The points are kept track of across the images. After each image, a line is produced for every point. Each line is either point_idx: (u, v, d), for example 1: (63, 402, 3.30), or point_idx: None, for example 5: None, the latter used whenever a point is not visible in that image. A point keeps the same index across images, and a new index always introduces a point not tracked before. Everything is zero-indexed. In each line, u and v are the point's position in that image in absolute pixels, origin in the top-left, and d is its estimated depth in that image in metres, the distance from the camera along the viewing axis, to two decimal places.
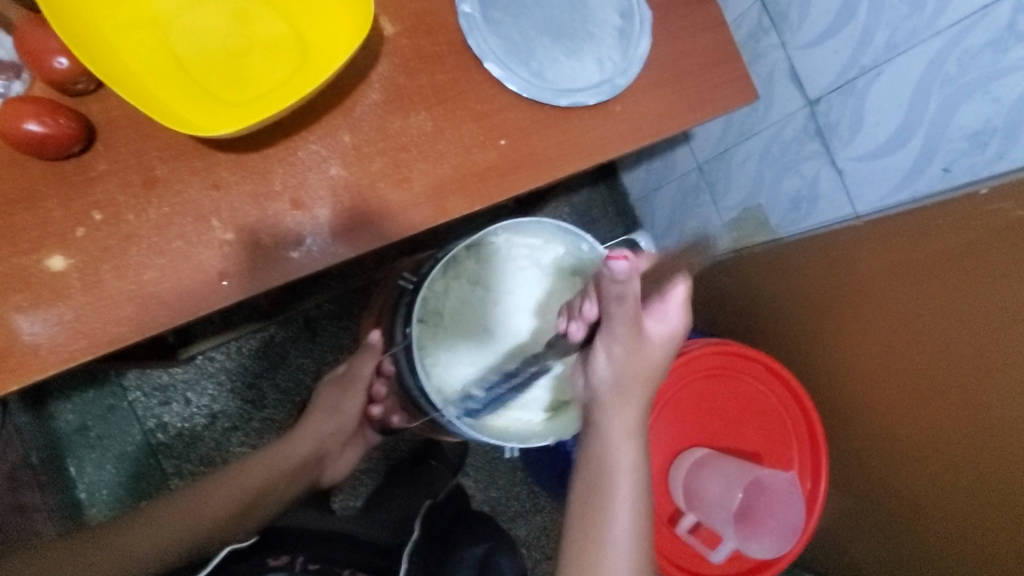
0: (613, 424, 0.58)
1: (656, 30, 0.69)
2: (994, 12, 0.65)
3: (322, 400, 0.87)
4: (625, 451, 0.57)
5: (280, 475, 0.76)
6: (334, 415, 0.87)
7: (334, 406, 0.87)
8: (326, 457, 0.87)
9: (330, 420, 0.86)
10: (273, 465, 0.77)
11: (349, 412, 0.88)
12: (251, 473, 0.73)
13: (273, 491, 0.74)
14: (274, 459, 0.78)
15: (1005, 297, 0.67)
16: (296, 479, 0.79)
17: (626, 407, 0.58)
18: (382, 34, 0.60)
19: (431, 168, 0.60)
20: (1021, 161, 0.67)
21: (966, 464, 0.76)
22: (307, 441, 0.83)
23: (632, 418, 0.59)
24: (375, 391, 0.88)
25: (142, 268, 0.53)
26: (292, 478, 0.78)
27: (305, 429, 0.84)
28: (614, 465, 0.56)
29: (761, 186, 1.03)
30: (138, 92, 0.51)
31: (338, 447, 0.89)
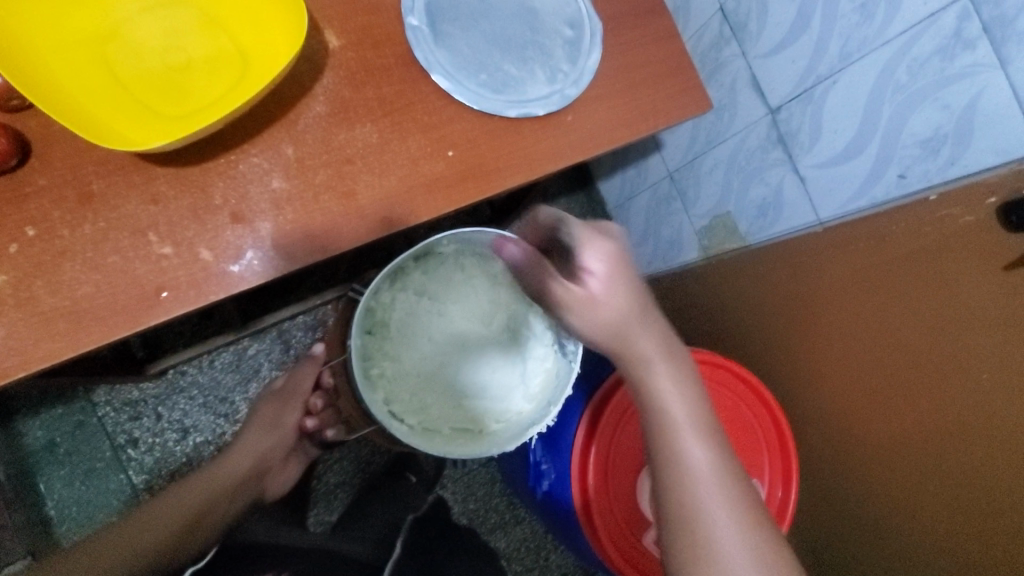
0: (669, 396, 0.53)
1: (608, 41, 0.69)
2: (941, 19, 0.65)
3: (262, 416, 0.89)
4: (678, 399, 0.53)
5: (225, 491, 0.74)
6: (274, 430, 0.87)
7: (273, 421, 0.88)
8: (268, 471, 0.85)
9: (270, 435, 0.86)
10: (215, 482, 0.75)
11: (288, 427, 0.88)
12: (193, 494, 0.71)
13: (220, 508, 0.72)
14: (215, 476, 0.76)
15: (962, 303, 0.66)
16: (240, 492, 0.77)
17: (662, 376, 0.54)
18: (327, 48, 0.60)
19: (376, 179, 0.60)
20: (973, 166, 0.67)
21: (925, 473, 0.75)
22: (249, 455, 0.82)
23: (686, 394, 0.54)
24: (313, 404, 0.89)
25: (77, 283, 0.52)
26: (236, 494, 0.76)
27: (246, 445, 0.84)
28: (660, 412, 0.53)
29: (729, 194, 1.03)
30: (72, 109, 0.51)
31: (279, 461, 0.88)
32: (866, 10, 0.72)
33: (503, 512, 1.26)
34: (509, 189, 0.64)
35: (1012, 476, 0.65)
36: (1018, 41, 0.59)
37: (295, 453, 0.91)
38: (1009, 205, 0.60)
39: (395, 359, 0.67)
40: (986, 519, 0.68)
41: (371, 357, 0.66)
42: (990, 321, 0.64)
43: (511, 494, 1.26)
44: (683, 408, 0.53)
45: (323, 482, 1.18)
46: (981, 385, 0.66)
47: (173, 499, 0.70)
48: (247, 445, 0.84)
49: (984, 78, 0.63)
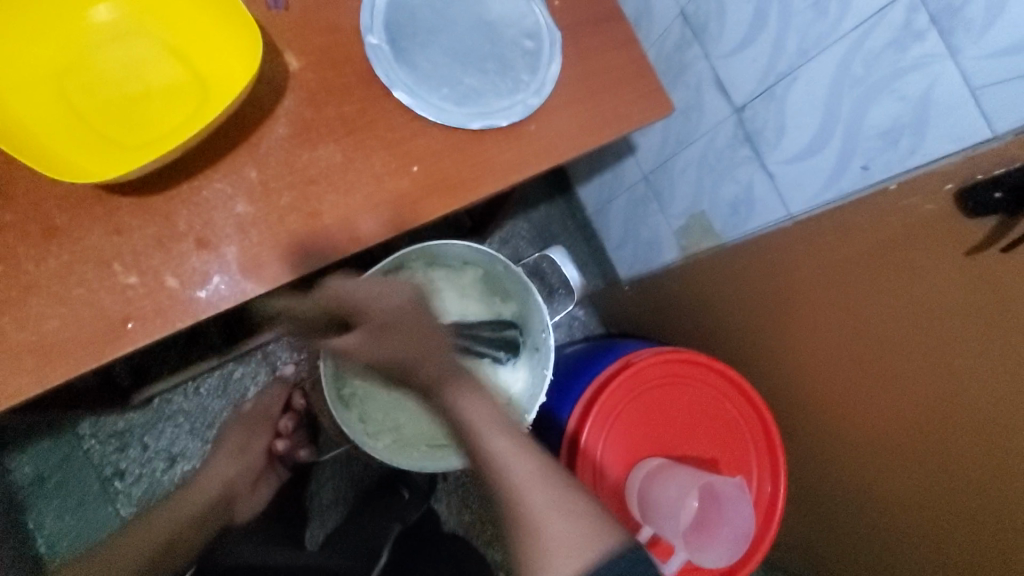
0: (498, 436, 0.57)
1: (567, 50, 0.70)
2: (890, 13, 0.66)
3: (227, 442, 0.89)
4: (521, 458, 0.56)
5: (193, 518, 0.73)
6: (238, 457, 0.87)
7: (239, 446, 0.89)
8: (236, 498, 0.83)
9: (236, 461, 0.86)
10: (182, 509, 0.74)
11: (252, 451, 0.89)
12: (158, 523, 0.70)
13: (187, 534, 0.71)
14: (183, 501, 0.75)
15: (929, 291, 0.67)
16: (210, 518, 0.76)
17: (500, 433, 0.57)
18: (286, 70, 0.61)
19: (341, 198, 0.60)
20: (932, 155, 0.68)
21: (911, 456, 0.76)
22: (217, 480, 0.81)
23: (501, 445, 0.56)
24: (282, 426, 0.94)
25: (42, 318, 0.52)
26: (207, 517, 0.75)
27: (214, 472, 0.82)
28: (494, 459, 0.56)
29: (702, 193, 1.04)
30: (31, 147, 0.51)
31: (248, 487, 0.87)
32: (818, 8, 0.73)
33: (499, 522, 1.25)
34: (476, 200, 0.65)
35: (997, 457, 0.65)
36: (965, 30, 0.60)
37: (264, 476, 0.91)
38: (963, 192, 0.60)
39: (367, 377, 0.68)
40: (979, 499, 0.69)
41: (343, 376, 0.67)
42: (957, 306, 0.64)
43: None
44: (522, 463, 0.56)
45: (315, 501, 1.18)
46: (954, 370, 0.67)
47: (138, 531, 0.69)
48: (215, 471, 0.82)
49: (937, 68, 0.64)
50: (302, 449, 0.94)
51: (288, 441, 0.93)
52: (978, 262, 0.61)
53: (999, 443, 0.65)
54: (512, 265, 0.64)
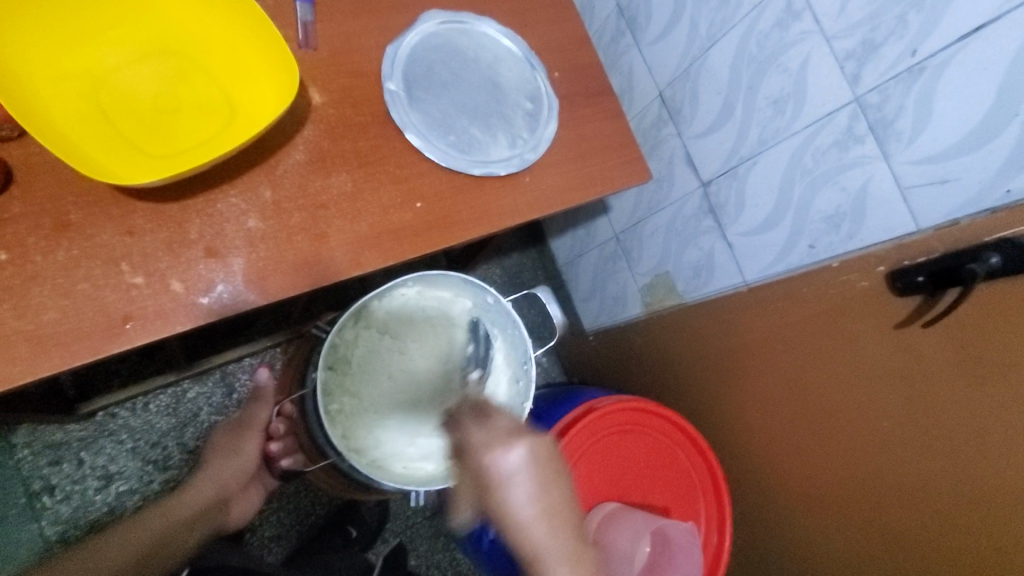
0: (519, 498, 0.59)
1: (563, 115, 0.78)
2: (836, 118, 0.78)
3: (220, 446, 0.84)
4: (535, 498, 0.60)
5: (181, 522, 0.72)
6: (233, 457, 0.83)
7: (233, 449, 0.84)
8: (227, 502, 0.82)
9: (229, 461, 0.82)
10: (170, 518, 0.72)
11: (249, 453, 0.84)
12: (151, 523, 0.70)
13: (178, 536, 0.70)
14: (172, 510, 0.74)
15: (864, 357, 0.76)
16: (200, 523, 0.74)
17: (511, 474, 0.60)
18: (310, 103, 0.66)
19: (348, 224, 0.64)
20: (867, 241, 0.78)
21: (845, 516, 0.81)
22: (208, 487, 0.79)
23: (555, 498, 0.61)
24: (274, 428, 0.87)
25: (41, 309, 0.53)
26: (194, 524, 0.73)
27: (206, 476, 0.81)
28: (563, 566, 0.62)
29: (668, 256, 1.14)
30: (60, 139, 0.53)
31: (240, 489, 0.84)
32: (777, 107, 0.85)
33: (445, 569, 1.25)
34: (471, 239, 0.70)
35: (920, 517, 0.71)
36: (896, 139, 0.72)
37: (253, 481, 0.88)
38: (893, 273, 0.71)
39: (355, 395, 0.69)
40: (905, 561, 0.74)
41: (331, 392, 0.68)
42: (887, 374, 0.73)
43: (454, 548, 1.26)
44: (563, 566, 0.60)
45: (256, 535, 1.13)
46: (884, 432, 0.74)
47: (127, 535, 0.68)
48: (208, 474, 0.81)
49: (872, 168, 0.75)
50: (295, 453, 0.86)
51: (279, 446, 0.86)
52: (904, 334, 0.70)
53: (923, 505, 0.70)
54: (504, 299, 0.67)
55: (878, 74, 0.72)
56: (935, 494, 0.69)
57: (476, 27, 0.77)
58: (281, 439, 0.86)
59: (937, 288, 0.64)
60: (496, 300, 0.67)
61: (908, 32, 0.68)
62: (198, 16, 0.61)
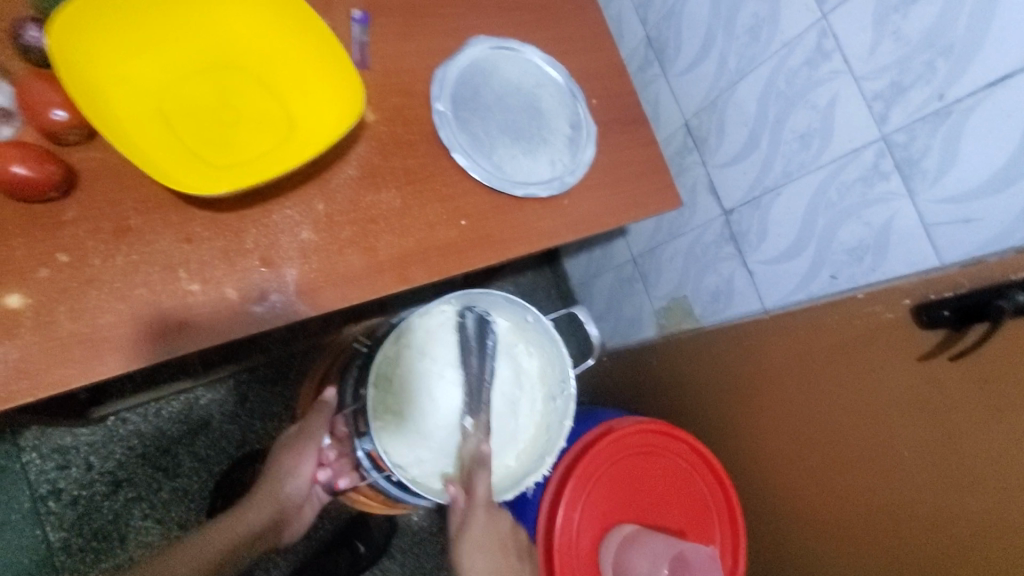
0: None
1: (601, 141, 0.81)
2: (862, 155, 0.80)
3: (278, 462, 0.77)
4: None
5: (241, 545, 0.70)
6: (290, 479, 0.75)
7: (291, 469, 0.76)
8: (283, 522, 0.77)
9: (285, 483, 0.75)
10: (230, 538, 0.69)
11: (304, 477, 0.76)
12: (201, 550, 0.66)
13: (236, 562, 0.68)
14: (231, 529, 0.70)
15: (885, 387, 0.78)
16: (255, 545, 0.72)
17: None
18: (363, 121, 0.67)
19: (396, 239, 0.65)
20: (890, 274, 0.80)
21: (861, 544, 0.82)
22: (267, 506, 0.75)
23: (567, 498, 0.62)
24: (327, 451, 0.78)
25: (99, 312, 0.53)
26: (251, 547, 0.71)
27: (263, 494, 0.75)
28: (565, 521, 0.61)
29: (686, 280, 1.16)
30: (130, 147, 0.54)
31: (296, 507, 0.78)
32: (804, 141, 0.88)
33: None
34: (511, 257, 0.71)
35: (938, 549, 0.72)
36: (922, 178, 0.75)
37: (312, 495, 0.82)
38: (919, 306, 0.72)
39: (397, 411, 0.70)
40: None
41: (375, 408, 0.69)
42: (909, 404, 0.75)
43: None
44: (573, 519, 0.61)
45: (262, 548, 1.11)
46: (906, 462, 0.75)
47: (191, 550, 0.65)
48: (263, 492, 0.75)
49: (897, 204, 0.78)
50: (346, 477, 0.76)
51: (330, 470, 0.77)
52: (926, 366, 0.72)
53: (940, 535, 0.71)
54: (544, 317, 0.68)
55: (905, 115, 0.75)
56: (956, 526, 0.70)
57: (521, 53, 0.79)
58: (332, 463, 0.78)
59: (963, 323, 0.66)
60: (537, 320, 0.68)
61: (937, 77, 0.71)
62: (264, 34, 0.63)
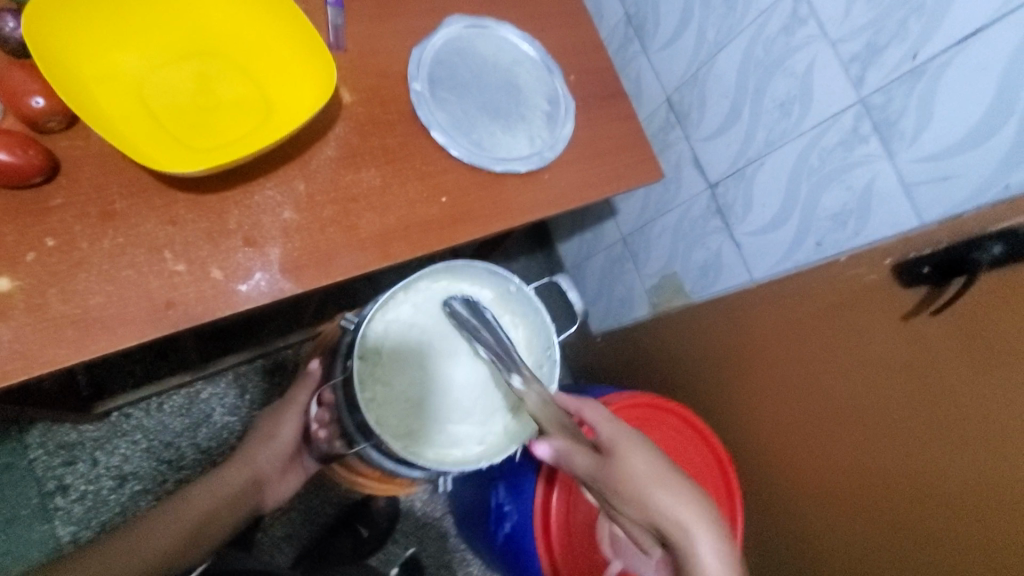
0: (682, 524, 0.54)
1: (579, 116, 0.82)
2: (841, 119, 0.81)
3: (261, 433, 0.82)
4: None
5: (225, 504, 0.74)
6: (269, 441, 0.81)
7: (269, 433, 0.81)
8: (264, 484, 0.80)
9: (265, 446, 0.81)
10: (212, 499, 0.73)
11: (284, 437, 0.81)
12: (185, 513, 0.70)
13: (221, 517, 0.72)
14: (211, 492, 0.74)
15: (872, 349, 0.78)
16: (241, 505, 0.75)
17: (670, 493, 0.55)
18: (341, 102, 0.68)
19: (378, 217, 0.67)
20: (872, 236, 0.81)
21: (855, 505, 0.83)
22: (244, 470, 0.79)
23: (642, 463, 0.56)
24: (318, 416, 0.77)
25: (88, 293, 0.55)
26: (235, 506, 0.75)
27: (244, 461, 0.80)
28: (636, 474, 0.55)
29: (676, 256, 1.17)
30: (110, 132, 0.56)
31: (278, 473, 0.82)
32: (783, 109, 0.88)
33: (455, 569, 1.26)
34: (493, 232, 0.73)
35: (930, 505, 0.72)
36: (899, 139, 0.75)
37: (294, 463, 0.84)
38: (900, 265, 0.73)
39: (386, 384, 0.72)
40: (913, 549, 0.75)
41: (364, 381, 0.71)
42: (896, 362, 0.75)
43: (463, 548, 1.27)
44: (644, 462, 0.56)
45: (268, 534, 1.14)
46: (895, 421, 0.76)
47: (178, 511, 0.70)
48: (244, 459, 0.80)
49: (877, 166, 0.78)
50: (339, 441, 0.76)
51: (324, 433, 0.77)
52: (911, 325, 0.73)
53: (930, 490, 0.72)
54: (525, 286, 0.70)
55: (881, 76, 0.75)
56: (945, 482, 0.70)
57: (496, 31, 0.80)
58: (327, 426, 0.77)
59: (942, 278, 0.67)
60: (519, 288, 0.70)
61: (909, 36, 0.71)
62: (239, 20, 0.64)
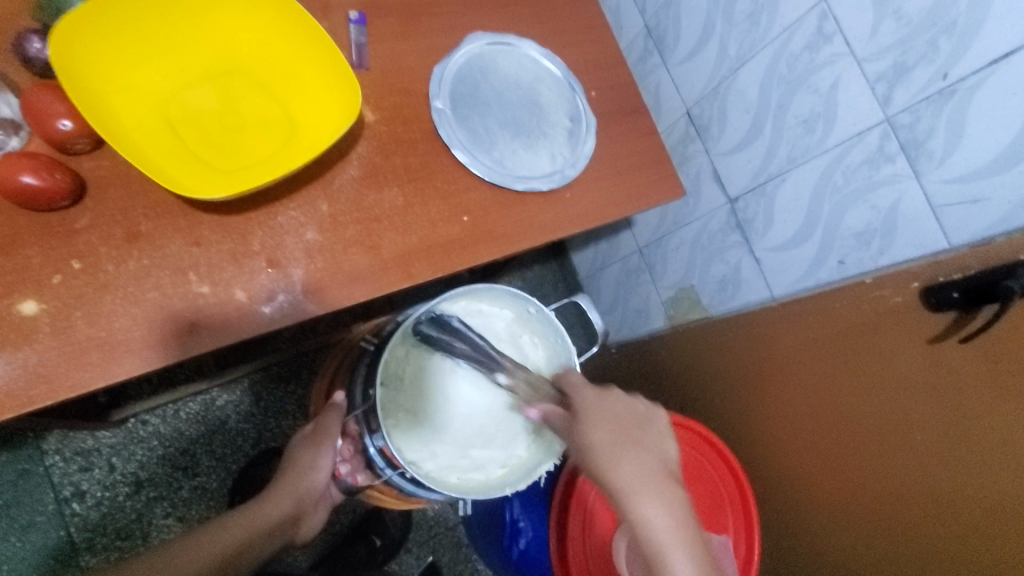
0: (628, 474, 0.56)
1: (600, 133, 0.81)
2: (867, 138, 0.80)
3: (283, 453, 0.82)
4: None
5: (262, 533, 0.70)
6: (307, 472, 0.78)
7: (310, 464, 0.78)
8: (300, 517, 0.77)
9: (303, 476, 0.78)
10: (252, 526, 0.70)
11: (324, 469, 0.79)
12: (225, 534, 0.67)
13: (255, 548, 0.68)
14: (253, 518, 0.71)
15: (896, 369, 0.77)
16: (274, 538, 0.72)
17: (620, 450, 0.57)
18: (363, 121, 0.68)
19: (399, 237, 0.66)
20: (899, 257, 0.80)
21: (873, 526, 0.82)
22: (287, 498, 0.76)
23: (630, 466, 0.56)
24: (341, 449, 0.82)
25: (114, 316, 0.55)
26: (271, 537, 0.71)
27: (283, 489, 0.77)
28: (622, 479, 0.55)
29: (693, 269, 1.16)
30: (137, 155, 0.56)
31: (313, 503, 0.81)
32: (807, 126, 0.87)
33: None
34: (514, 251, 0.72)
35: (953, 532, 0.71)
36: (928, 159, 0.74)
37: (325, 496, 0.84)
38: (927, 288, 0.72)
39: (408, 409, 0.72)
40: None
41: (386, 407, 0.71)
42: (921, 386, 0.73)
43: (474, 558, 1.27)
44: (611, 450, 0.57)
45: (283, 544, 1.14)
46: (919, 444, 0.74)
47: (219, 529, 0.67)
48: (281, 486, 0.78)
49: (904, 186, 0.77)
50: (360, 474, 0.81)
51: (347, 466, 0.81)
52: (937, 348, 0.71)
53: (953, 515, 0.71)
54: (545, 308, 0.69)
55: (909, 96, 0.74)
56: (969, 508, 0.69)
57: (518, 48, 0.79)
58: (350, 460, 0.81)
59: (972, 304, 0.65)
60: (539, 310, 0.69)
61: (940, 56, 0.70)
62: (264, 39, 0.64)
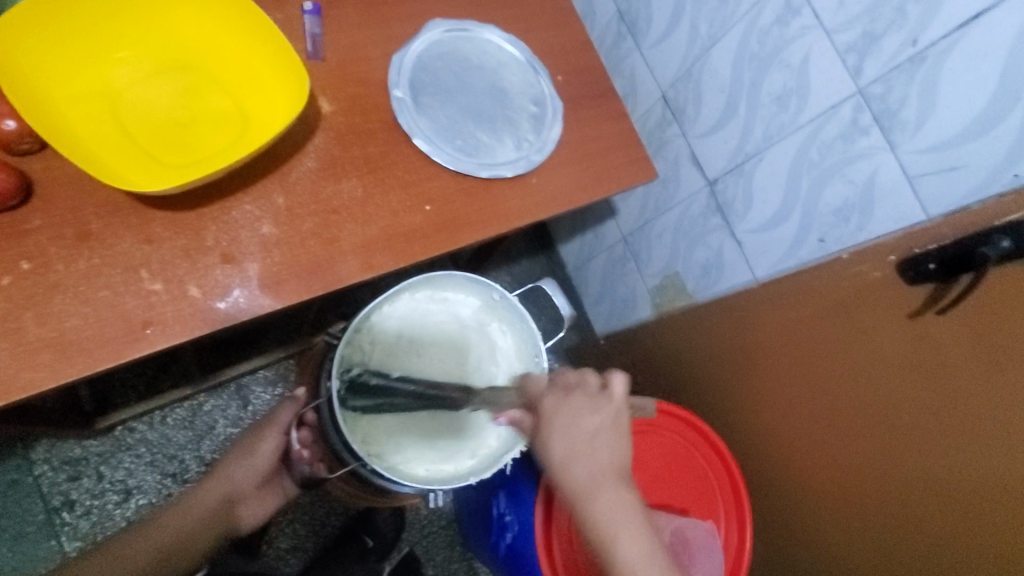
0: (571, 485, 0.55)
1: (568, 117, 0.79)
2: (840, 111, 0.78)
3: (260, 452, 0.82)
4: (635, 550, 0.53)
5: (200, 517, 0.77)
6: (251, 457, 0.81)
7: (249, 449, 0.82)
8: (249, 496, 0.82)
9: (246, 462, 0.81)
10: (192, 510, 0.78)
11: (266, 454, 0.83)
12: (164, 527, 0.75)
13: (195, 535, 0.75)
14: (190, 504, 0.78)
15: (881, 347, 0.75)
16: (217, 521, 0.78)
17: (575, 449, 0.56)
18: (320, 112, 0.67)
19: (359, 228, 0.65)
20: (876, 232, 0.78)
21: (866, 510, 0.79)
22: (220, 484, 0.80)
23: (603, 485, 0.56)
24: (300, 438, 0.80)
25: (65, 316, 0.54)
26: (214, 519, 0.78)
27: (225, 473, 0.81)
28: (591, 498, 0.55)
29: (677, 255, 1.14)
30: (84, 155, 0.55)
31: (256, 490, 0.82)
32: (781, 103, 0.85)
33: None
34: (481, 239, 0.71)
35: (942, 512, 0.69)
36: (902, 129, 0.72)
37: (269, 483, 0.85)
38: (904, 262, 0.70)
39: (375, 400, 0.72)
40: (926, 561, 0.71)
41: (351, 399, 0.70)
42: (906, 365, 0.71)
43: (471, 556, 1.25)
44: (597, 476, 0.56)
45: (273, 547, 1.13)
46: (905, 423, 0.72)
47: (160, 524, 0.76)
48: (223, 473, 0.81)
49: (879, 159, 0.75)
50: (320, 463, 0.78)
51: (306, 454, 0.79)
52: (918, 323, 0.69)
53: (943, 495, 0.69)
54: (509, 294, 0.69)
55: (880, 65, 0.72)
56: (958, 487, 0.67)
57: (480, 33, 0.78)
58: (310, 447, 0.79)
59: (948, 274, 0.64)
60: (502, 296, 0.70)
61: (908, 23, 0.68)
62: (214, 35, 0.63)
